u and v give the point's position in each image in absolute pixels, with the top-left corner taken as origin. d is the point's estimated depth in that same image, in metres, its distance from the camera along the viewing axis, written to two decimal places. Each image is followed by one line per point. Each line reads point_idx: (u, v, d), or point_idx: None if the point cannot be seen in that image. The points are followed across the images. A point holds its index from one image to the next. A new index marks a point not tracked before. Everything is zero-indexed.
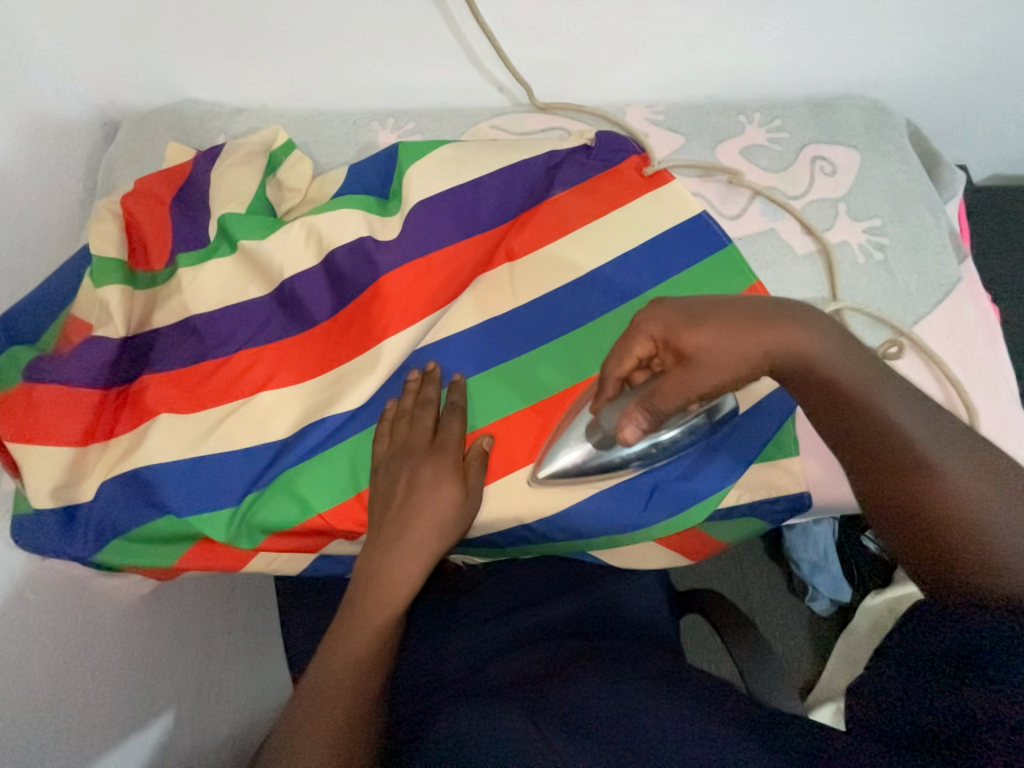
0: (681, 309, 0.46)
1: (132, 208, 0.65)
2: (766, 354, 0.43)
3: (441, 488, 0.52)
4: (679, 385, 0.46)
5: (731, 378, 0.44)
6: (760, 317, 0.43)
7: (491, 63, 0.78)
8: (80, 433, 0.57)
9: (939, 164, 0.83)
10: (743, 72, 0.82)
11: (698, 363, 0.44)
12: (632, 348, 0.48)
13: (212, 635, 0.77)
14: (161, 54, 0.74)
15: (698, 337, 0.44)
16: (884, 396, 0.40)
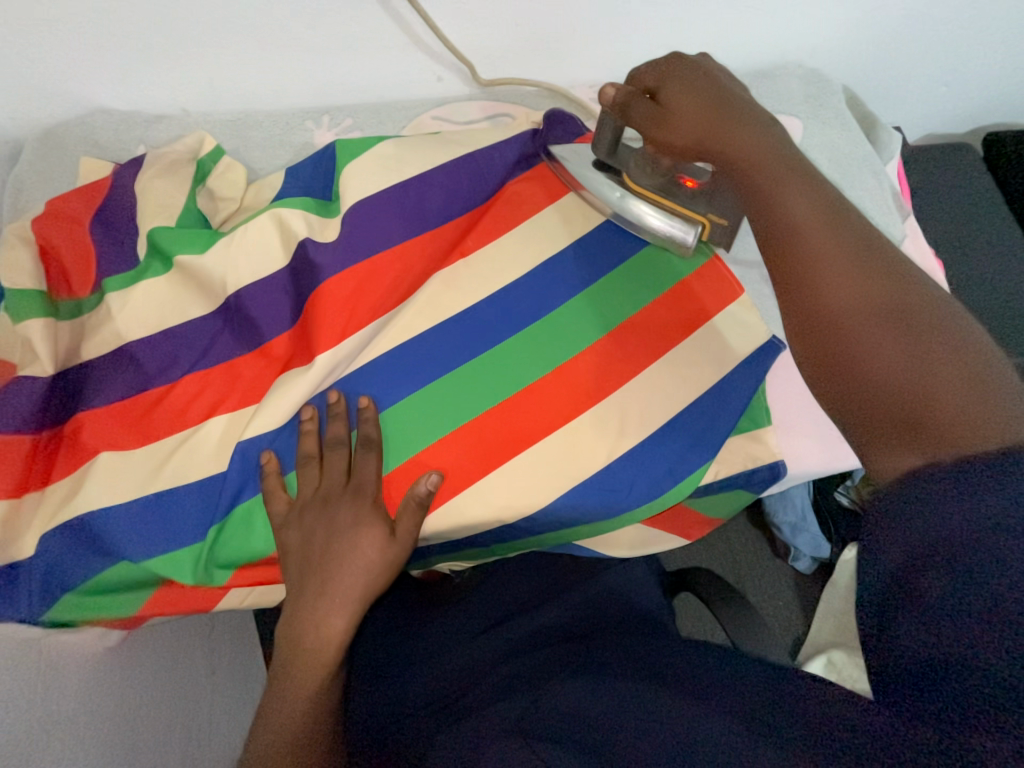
0: (684, 76, 0.51)
1: (46, 233, 0.59)
2: (713, 139, 0.48)
3: (362, 533, 0.50)
4: (644, 118, 0.52)
5: (680, 135, 0.50)
6: (725, 106, 0.48)
7: (426, 53, 0.75)
8: (14, 484, 0.52)
9: (876, 127, 0.85)
10: (682, 48, 0.82)
11: (666, 114, 0.50)
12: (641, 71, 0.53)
13: (193, 679, 0.74)
14: (62, 64, 0.68)
15: (678, 93, 0.50)
16: (790, 189, 0.44)
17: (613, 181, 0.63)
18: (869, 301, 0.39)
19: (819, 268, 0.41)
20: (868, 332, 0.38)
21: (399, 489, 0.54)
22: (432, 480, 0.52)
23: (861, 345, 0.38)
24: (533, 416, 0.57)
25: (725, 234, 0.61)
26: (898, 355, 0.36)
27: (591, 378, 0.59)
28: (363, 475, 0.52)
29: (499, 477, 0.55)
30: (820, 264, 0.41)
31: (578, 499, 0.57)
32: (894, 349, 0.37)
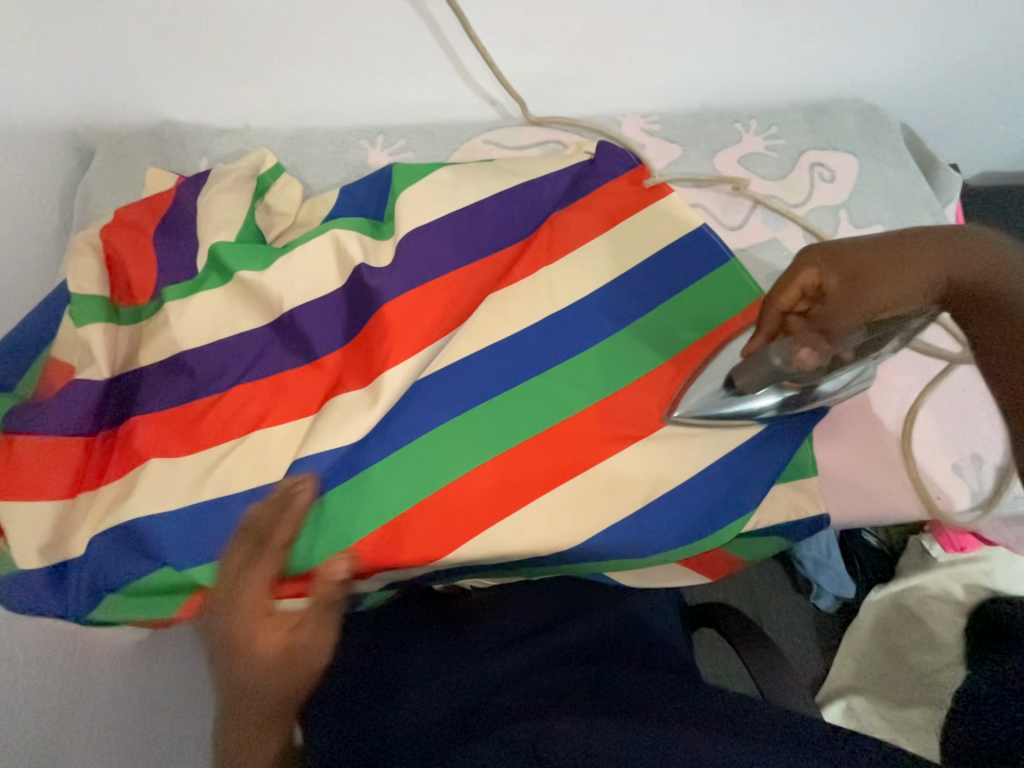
0: (855, 245, 0.47)
1: (113, 241, 0.62)
2: (950, 273, 0.44)
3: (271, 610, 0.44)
4: (847, 305, 0.46)
5: (904, 288, 0.44)
6: (939, 242, 0.45)
7: (482, 77, 0.76)
8: (69, 484, 0.54)
9: (934, 166, 0.83)
10: (737, 80, 0.81)
11: (876, 278, 0.45)
12: (790, 279, 0.49)
13: None
14: (135, 77, 0.71)
15: (869, 258, 0.45)
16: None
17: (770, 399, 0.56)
18: None
19: None
20: None
21: (438, 515, 0.54)
22: (338, 569, 0.51)
23: None
24: (573, 449, 0.57)
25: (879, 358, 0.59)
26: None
27: (632, 414, 0.58)
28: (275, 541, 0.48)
29: (536, 508, 0.55)
30: None
31: (614, 536, 0.56)
32: None
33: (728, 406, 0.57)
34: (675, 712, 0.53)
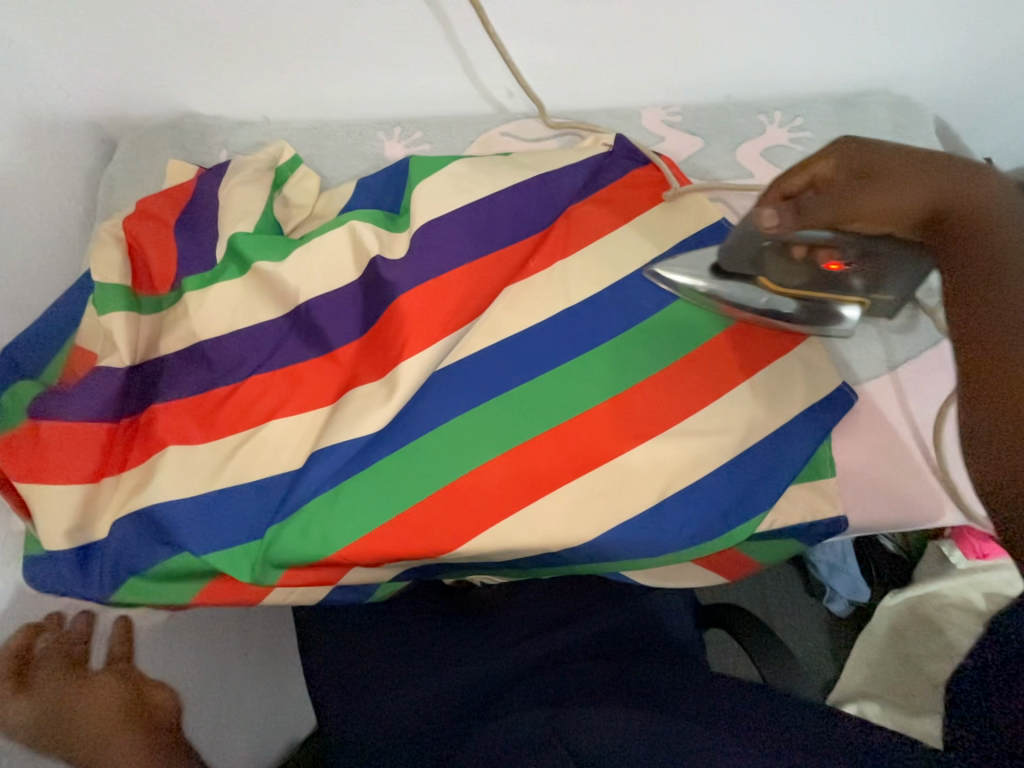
0: (894, 145, 0.41)
1: (134, 231, 0.63)
2: (937, 204, 0.38)
3: (89, 690, 0.51)
4: (838, 198, 0.41)
5: (893, 208, 0.40)
6: (965, 168, 0.38)
7: (500, 69, 0.75)
8: (93, 468, 0.56)
9: (969, 160, 0.80)
10: (762, 71, 0.79)
11: (878, 183, 0.40)
12: (809, 160, 0.44)
13: (228, 662, 0.78)
14: (157, 69, 0.72)
15: (891, 161, 0.40)
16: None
17: (744, 294, 0.60)
18: None
19: None
20: None
21: (450, 508, 0.54)
22: None
23: None
24: (586, 445, 0.56)
25: (887, 310, 0.58)
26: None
27: (647, 411, 0.58)
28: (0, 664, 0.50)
29: (547, 505, 0.55)
30: None
31: (626, 534, 0.55)
32: None
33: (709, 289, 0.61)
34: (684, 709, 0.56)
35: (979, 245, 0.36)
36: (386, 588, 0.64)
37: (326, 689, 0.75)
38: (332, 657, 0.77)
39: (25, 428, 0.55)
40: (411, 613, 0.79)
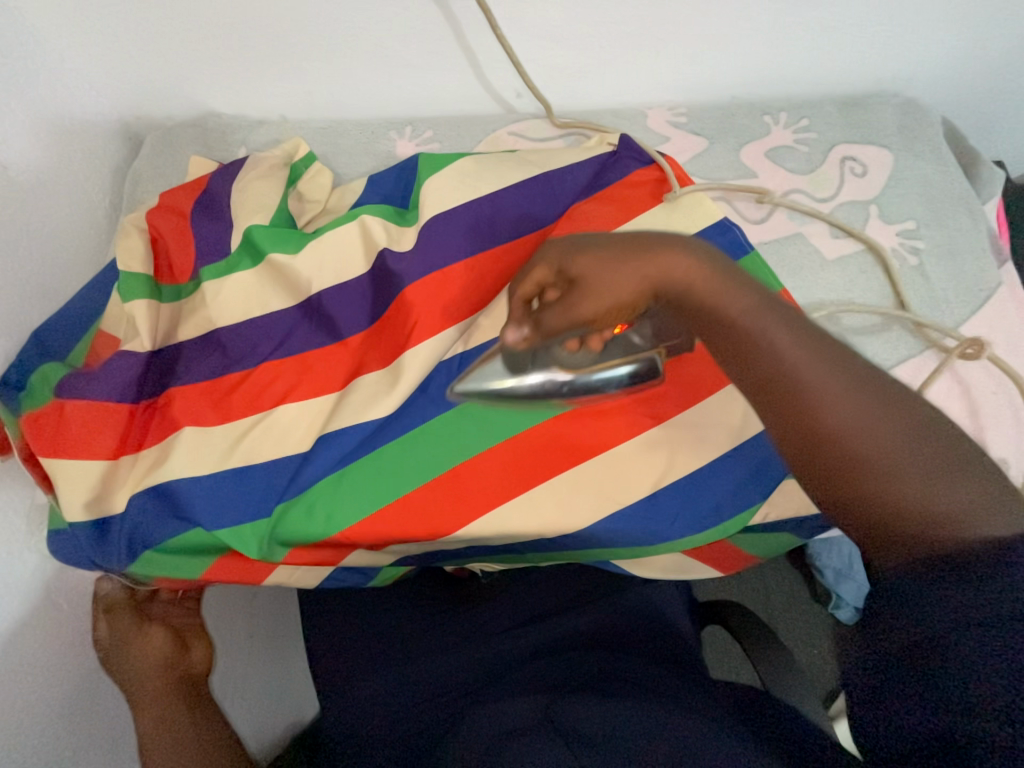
0: (583, 241, 0.46)
1: (157, 223, 0.66)
2: (663, 290, 0.42)
3: (140, 642, 0.62)
4: (568, 305, 0.43)
5: (619, 301, 0.42)
6: (649, 250, 0.42)
7: (509, 71, 0.78)
8: (113, 446, 0.58)
9: (977, 162, 0.79)
10: (769, 71, 0.79)
11: (590, 287, 0.42)
12: (533, 270, 0.46)
13: (234, 642, 0.81)
14: (181, 69, 0.76)
15: (591, 263, 0.43)
16: (762, 323, 0.41)
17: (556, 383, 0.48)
18: (879, 432, 0.39)
19: (851, 419, 0.39)
20: (886, 464, 0.38)
21: (450, 492, 0.56)
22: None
23: (899, 485, 0.38)
24: (584, 435, 0.58)
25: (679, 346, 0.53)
26: (901, 450, 0.38)
27: (644, 403, 0.59)
28: (100, 614, 0.64)
29: (544, 492, 0.56)
30: (822, 403, 0.39)
31: (621, 522, 0.57)
32: (907, 460, 0.38)
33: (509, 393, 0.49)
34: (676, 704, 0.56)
35: (710, 310, 0.42)
36: (388, 572, 0.66)
37: (327, 670, 0.78)
38: (335, 640, 0.79)
39: (49, 405, 0.58)
40: (412, 599, 0.81)
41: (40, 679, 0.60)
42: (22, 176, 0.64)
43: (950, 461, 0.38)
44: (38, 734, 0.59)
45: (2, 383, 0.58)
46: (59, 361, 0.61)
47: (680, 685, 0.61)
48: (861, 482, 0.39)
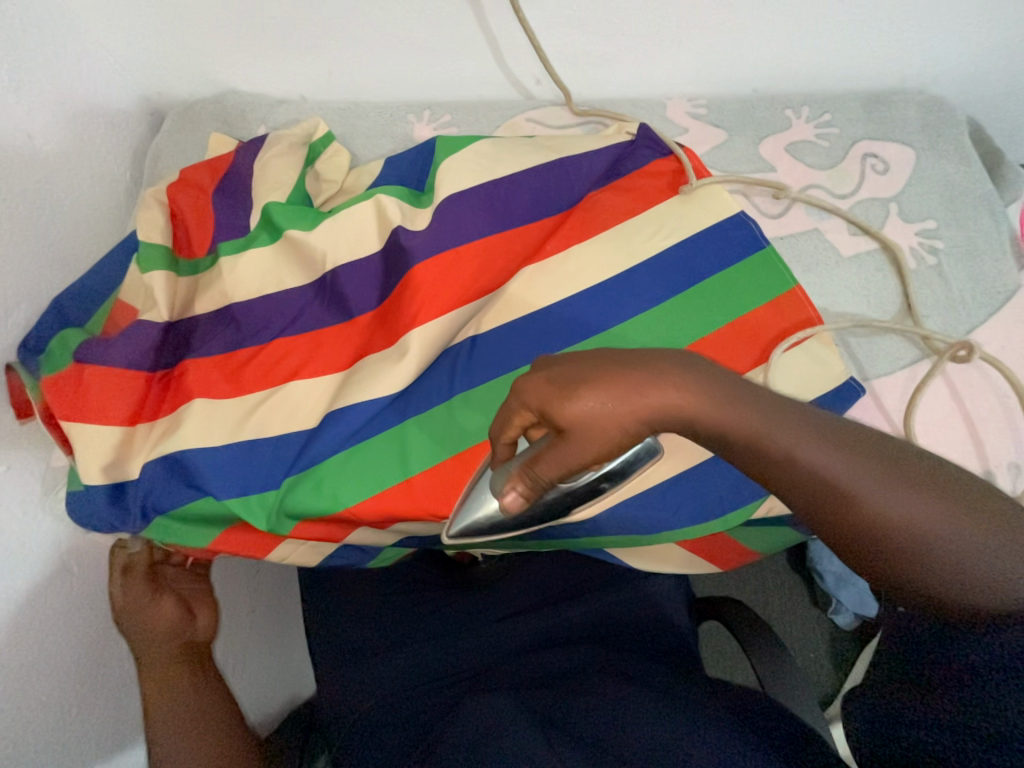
0: (553, 371, 0.39)
1: (176, 198, 0.67)
2: (656, 422, 0.38)
3: (153, 609, 0.62)
4: (560, 458, 0.38)
5: (617, 443, 0.38)
6: (628, 380, 0.37)
7: (530, 56, 0.77)
8: (128, 412, 0.60)
9: (1002, 163, 0.78)
10: (793, 63, 0.78)
11: (579, 436, 0.37)
12: (512, 415, 0.40)
13: (238, 615, 0.83)
14: (204, 45, 0.76)
15: (576, 413, 0.36)
16: (771, 436, 0.37)
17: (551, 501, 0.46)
18: (920, 526, 0.35)
19: (893, 522, 0.35)
20: (942, 556, 0.35)
21: (455, 474, 0.56)
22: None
23: (958, 572, 0.34)
24: None
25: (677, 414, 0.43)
26: (948, 537, 0.35)
27: None
28: (114, 571, 0.63)
29: None
30: (860, 512, 0.36)
31: (624, 511, 0.57)
32: (959, 542, 0.34)
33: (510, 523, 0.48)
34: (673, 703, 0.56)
35: (723, 433, 0.37)
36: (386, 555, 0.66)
37: (326, 648, 0.79)
38: (334, 618, 0.80)
39: (68, 371, 0.59)
40: (412, 582, 0.82)
41: (51, 638, 0.61)
42: (48, 146, 0.65)
43: (1015, 528, 0.35)
44: (47, 690, 0.61)
45: (25, 349, 0.59)
46: (78, 328, 0.62)
47: (674, 680, 0.62)
48: (938, 584, 0.35)
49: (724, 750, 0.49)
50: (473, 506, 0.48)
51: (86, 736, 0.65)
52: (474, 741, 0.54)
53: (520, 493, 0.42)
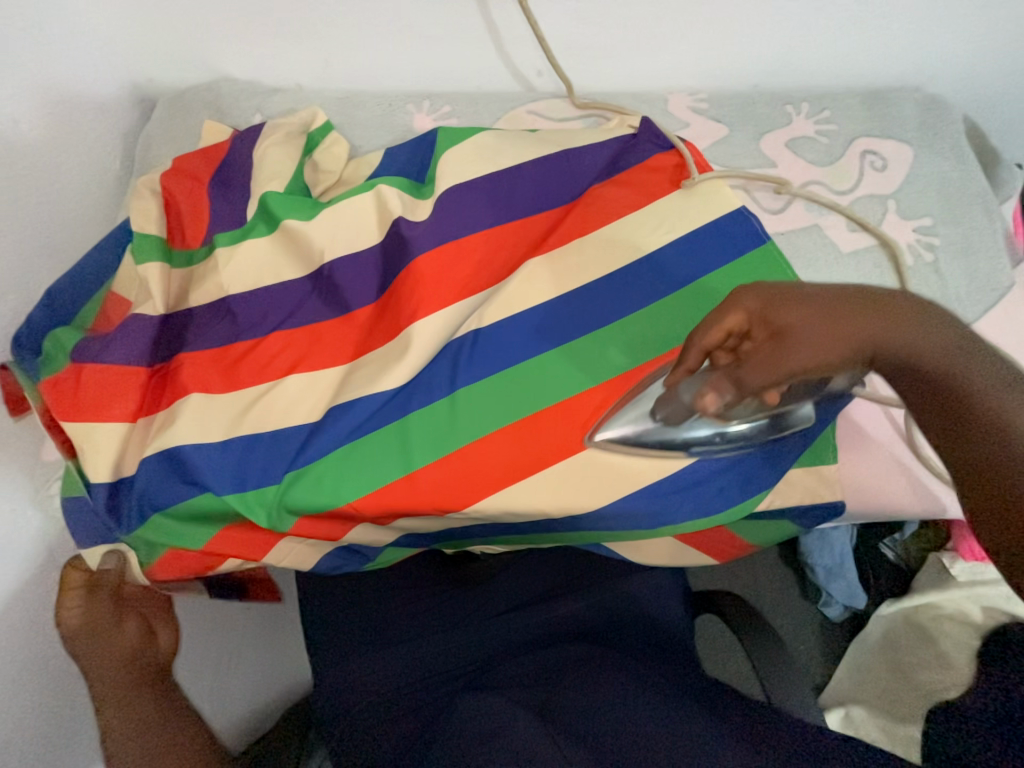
0: (785, 287, 0.42)
1: (170, 187, 0.66)
2: (876, 349, 0.39)
3: (114, 632, 0.59)
4: (765, 361, 0.41)
5: (830, 362, 0.39)
6: (866, 306, 0.39)
7: (531, 47, 0.76)
8: (130, 409, 0.58)
9: (996, 162, 0.79)
10: (794, 59, 0.78)
11: (797, 344, 0.39)
12: (724, 319, 0.44)
13: (231, 617, 0.83)
14: (196, 29, 0.74)
15: (802, 314, 0.39)
16: (1000, 407, 0.35)
17: (695, 433, 0.55)
18: None
19: None
20: None
21: (458, 469, 0.56)
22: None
23: None
24: (590, 420, 0.58)
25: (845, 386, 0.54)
26: None
27: None
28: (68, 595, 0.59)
29: (549, 473, 0.56)
30: None
31: (626, 505, 0.57)
32: None
33: (655, 439, 0.56)
34: (675, 703, 0.55)
35: (941, 386, 0.37)
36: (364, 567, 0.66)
37: (323, 644, 0.78)
38: (332, 614, 0.80)
39: (67, 372, 0.58)
40: (410, 579, 0.81)
41: (41, 636, 0.60)
42: (35, 132, 0.63)
43: None
44: (37, 688, 0.60)
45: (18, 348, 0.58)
46: (69, 328, 0.61)
47: (672, 673, 0.62)
48: None
49: (724, 744, 0.49)
50: (622, 414, 0.56)
51: (79, 733, 0.65)
52: (473, 737, 0.54)
53: (715, 399, 0.46)
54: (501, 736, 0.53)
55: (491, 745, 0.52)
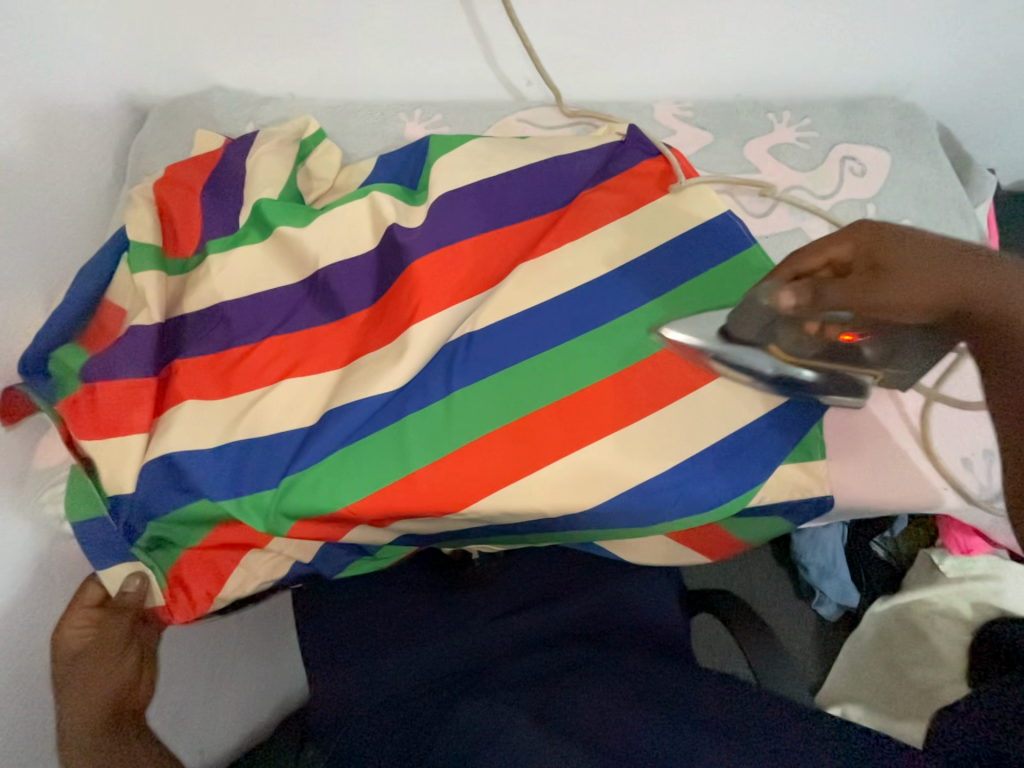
0: (900, 233, 0.44)
1: (165, 196, 0.66)
2: (968, 297, 0.39)
3: (114, 662, 0.57)
4: (853, 287, 0.44)
5: (920, 302, 0.41)
6: (978, 262, 0.40)
7: (521, 58, 0.78)
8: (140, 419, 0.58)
9: (969, 167, 0.82)
10: (776, 69, 0.81)
11: (894, 276, 0.42)
12: (828, 246, 0.47)
13: (219, 638, 0.81)
14: (190, 41, 0.75)
15: (907, 252, 0.42)
16: None
17: (760, 361, 0.58)
18: None
19: None
20: None
21: (455, 471, 0.56)
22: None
23: None
24: (584, 420, 0.58)
25: (900, 379, 0.56)
26: None
27: (645, 389, 0.60)
28: (78, 609, 0.58)
29: (544, 473, 0.57)
30: None
31: (621, 504, 0.58)
32: None
33: (720, 352, 0.59)
34: (672, 703, 0.56)
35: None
36: (360, 564, 0.66)
37: (320, 652, 0.77)
38: (327, 622, 0.79)
39: (80, 391, 0.59)
40: (406, 584, 0.81)
41: (31, 649, 0.59)
42: (28, 140, 0.63)
43: None
44: (26, 704, 0.58)
45: (25, 372, 0.59)
46: (70, 345, 0.61)
47: (671, 669, 0.63)
48: None
49: (719, 745, 0.50)
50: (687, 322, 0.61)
51: None
52: (473, 737, 0.55)
53: (790, 304, 0.48)
54: (500, 737, 0.53)
55: (493, 747, 0.52)
